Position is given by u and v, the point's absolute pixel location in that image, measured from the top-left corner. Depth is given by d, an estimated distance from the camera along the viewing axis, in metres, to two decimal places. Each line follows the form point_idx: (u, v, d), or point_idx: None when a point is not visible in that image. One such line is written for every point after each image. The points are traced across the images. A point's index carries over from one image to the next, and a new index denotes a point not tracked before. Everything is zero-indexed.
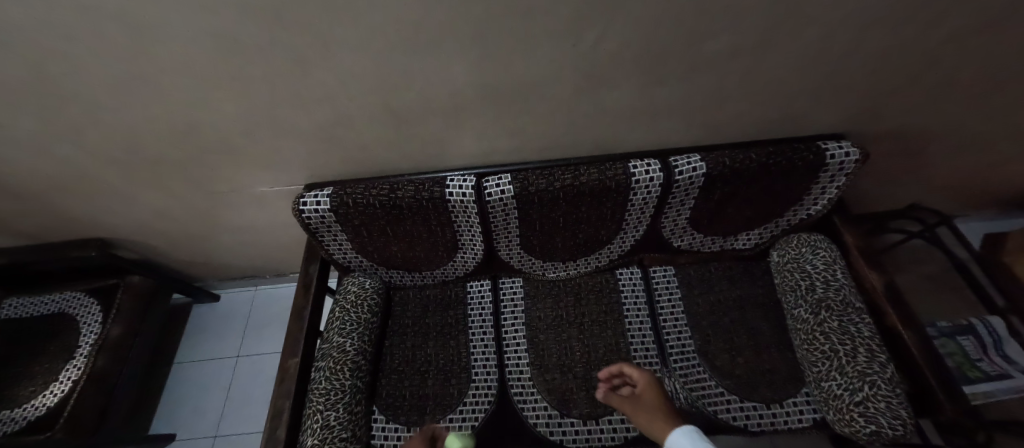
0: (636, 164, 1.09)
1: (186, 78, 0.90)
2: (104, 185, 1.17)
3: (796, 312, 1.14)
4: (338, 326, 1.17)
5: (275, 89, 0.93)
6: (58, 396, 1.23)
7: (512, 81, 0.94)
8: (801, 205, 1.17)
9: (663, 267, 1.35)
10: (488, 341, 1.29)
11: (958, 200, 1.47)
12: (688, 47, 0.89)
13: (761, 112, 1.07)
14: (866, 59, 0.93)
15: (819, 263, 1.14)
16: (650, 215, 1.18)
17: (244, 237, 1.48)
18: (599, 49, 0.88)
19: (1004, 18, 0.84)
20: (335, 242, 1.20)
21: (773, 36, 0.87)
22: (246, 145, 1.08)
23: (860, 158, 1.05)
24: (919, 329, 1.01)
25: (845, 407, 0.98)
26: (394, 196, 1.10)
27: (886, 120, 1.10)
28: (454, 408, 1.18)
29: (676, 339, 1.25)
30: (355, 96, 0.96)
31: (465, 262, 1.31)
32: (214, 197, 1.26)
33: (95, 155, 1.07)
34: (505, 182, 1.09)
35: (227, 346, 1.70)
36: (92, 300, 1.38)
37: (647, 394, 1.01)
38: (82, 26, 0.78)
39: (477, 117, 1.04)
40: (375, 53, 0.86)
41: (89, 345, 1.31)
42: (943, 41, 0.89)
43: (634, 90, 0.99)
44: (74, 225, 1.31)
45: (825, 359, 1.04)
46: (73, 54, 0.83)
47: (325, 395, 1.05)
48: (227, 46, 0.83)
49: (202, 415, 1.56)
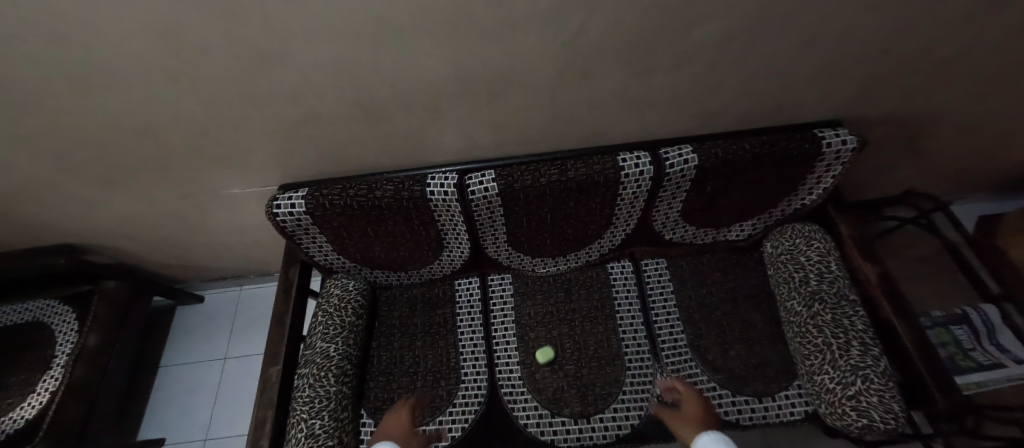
0: (625, 157, 1.04)
1: (144, 74, 0.84)
2: (68, 190, 1.11)
3: (789, 305, 1.11)
4: (320, 332, 1.13)
5: (243, 85, 0.88)
6: (35, 408, 1.20)
7: (494, 73, 0.89)
8: (796, 194, 1.13)
9: (655, 260, 1.32)
10: (477, 341, 1.26)
11: (951, 185, 1.44)
12: (681, 33, 0.83)
13: (753, 101, 1.03)
14: (867, 44, 0.88)
15: (813, 254, 1.11)
16: (640, 208, 1.14)
17: (222, 238, 1.42)
18: (584, 38, 0.82)
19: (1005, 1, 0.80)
20: (315, 245, 1.16)
21: (770, 21, 0.82)
22: (215, 144, 1.02)
23: (857, 146, 1.01)
24: (913, 320, 0.99)
25: (837, 401, 0.97)
26: (373, 197, 1.05)
27: (886, 106, 1.06)
28: (442, 410, 1.17)
29: (668, 333, 1.23)
30: (326, 92, 0.90)
31: (451, 260, 1.27)
32: (188, 199, 1.21)
33: (55, 159, 1.01)
34: (489, 179, 1.04)
35: (213, 348, 1.67)
36: (66, 308, 1.33)
37: (693, 415, 0.94)
38: (24, 20, 0.72)
39: (457, 112, 0.98)
40: (346, 45, 0.80)
41: (65, 356, 1.26)
42: (940, 26, 0.85)
43: (623, 80, 0.94)
44: (41, 231, 1.25)
45: (817, 353, 1.02)
46: (18, 49, 0.76)
47: (309, 403, 1.02)
48: (184, 39, 0.77)
49: (190, 418, 1.54)
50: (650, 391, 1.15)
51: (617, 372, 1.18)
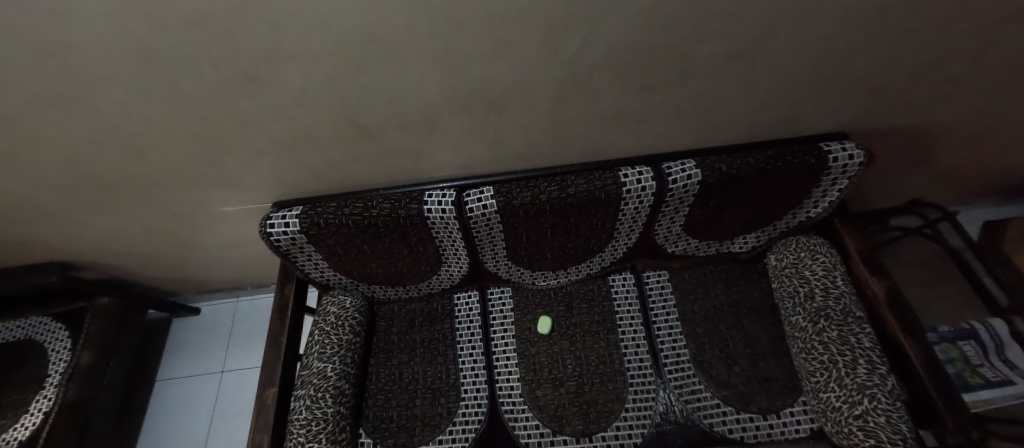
0: (627, 172, 1.02)
1: (130, 101, 0.82)
2: (61, 212, 1.10)
3: (793, 320, 1.08)
4: (317, 351, 1.11)
5: (234, 108, 0.86)
6: (28, 429, 1.19)
7: (491, 93, 0.87)
8: (801, 207, 1.10)
9: (656, 272, 1.30)
10: (477, 356, 1.24)
11: (958, 192, 1.42)
12: (683, 49, 0.81)
13: (757, 115, 1.01)
14: (875, 57, 0.86)
15: (818, 269, 1.07)
16: (642, 222, 1.11)
17: (217, 252, 1.41)
18: (584, 57, 0.81)
19: (1011, 17, 0.79)
20: (311, 262, 1.14)
21: (774, 35, 0.79)
22: (205, 163, 1.00)
23: (864, 160, 0.99)
24: (921, 338, 0.96)
25: (844, 420, 0.94)
26: (369, 215, 1.03)
27: (894, 117, 1.03)
28: (443, 428, 1.15)
29: (670, 347, 1.21)
30: (318, 112, 0.88)
31: (450, 275, 1.25)
32: (179, 216, 1.19)
33: (42, 181, 0.99)
34: (487, 196, 1.02)
35: (211, 361, 1.65)
36: (59, 325, 1.32)
37: None
38: (11, 52, 0.71)
39: (453, 130, 0.96)
40: (338, 65, 0.78)
41: (58, 374, 1.25)
42: (945, 44, 0.84)
43: (624, 97, 0.91)
44: (37, 253, 1.25)
45: (822, 370, 0.99)
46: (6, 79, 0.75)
47: (307, 425, 1.01)
48: (167, 63, 0.76)
49: (188, 432, 1.53)
50: (652, 408, 1.14)
51: (619, 388, 1.17)
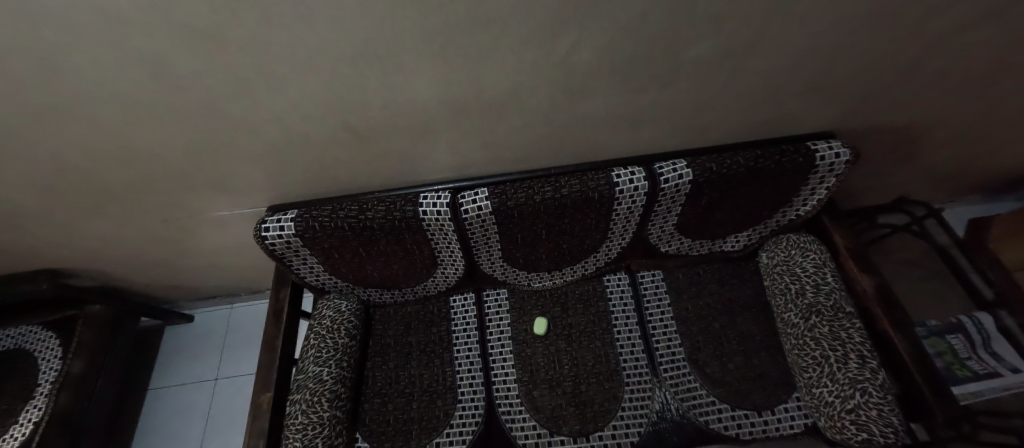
0: (619, 173, 1.03)
1: (126, 107, 0.83)
2: (55, 220, 1.10)
3: (786, 316, 1.09)
4: (313, 355, 1.10)
5: (230, 112, 0.86)
6: (19, 439, 1.18)
7: (486, 96, 0.89)
8: (790, 206, 1.12)
9: (651, 272, 1.31)
10: (473, 358, 1.25)
11: (947, 188, 1.44)
12: (672, 50, 0.83)
13: (747, 115, 1.03)
14: (858, 59, 0.89)
15: (808, 266, 1.09)
16: (636, 221, 1.12)
17: (212, 257, 1.40)
18: (576, 60, 0.82)
19: (989, 17, 0.81)
20: (306, 266, 1.14)
21: (760, 38, 0.82)
22: (200, 169, 1.01)
23: (850, 158, 1.01)
24: (909, 332, 0.97)
25: (835, 414, 0.95)
26: (364, 218, 1.03)
27: (879, 117, 1.06)
28: (439, 431, 1.15)
29: (665, 346, 1.21)
30: (315, 116, 0.89)
31: (445, 277, 1.25)
32: (173, 221, 1.19)
33: (37, 189, 0.99)
34: (483, 197, 1.03)
35: (206, 368, 1.64)
36: (48, 333, 1.31)
37: None
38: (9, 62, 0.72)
39: (450, 131, 0.97)
40: (335, 69, 0.79)
41: (48, 383, 1.24)
42: (926, 45, 0.86)
43: (616, 99, 0.93)
44: (30, 262, 1.24)
45: (813, 366, 1.00)
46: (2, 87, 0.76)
47: (303, 430, 1.00)
48: (163, 70, 0.76)
49: (181, 440, 1.51)
50: (648, 407, 1.14)
51: (616, 387, 1.17)
